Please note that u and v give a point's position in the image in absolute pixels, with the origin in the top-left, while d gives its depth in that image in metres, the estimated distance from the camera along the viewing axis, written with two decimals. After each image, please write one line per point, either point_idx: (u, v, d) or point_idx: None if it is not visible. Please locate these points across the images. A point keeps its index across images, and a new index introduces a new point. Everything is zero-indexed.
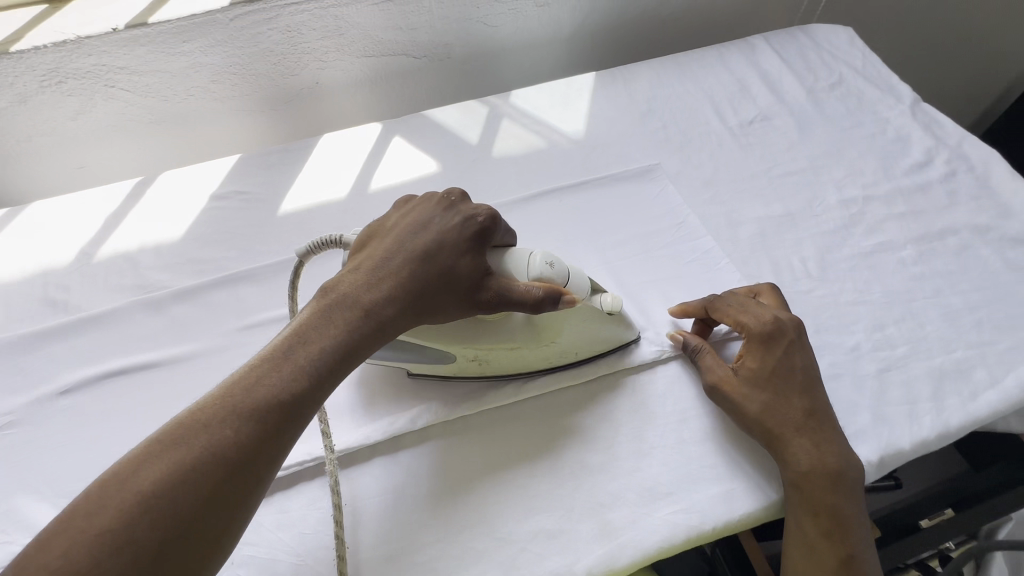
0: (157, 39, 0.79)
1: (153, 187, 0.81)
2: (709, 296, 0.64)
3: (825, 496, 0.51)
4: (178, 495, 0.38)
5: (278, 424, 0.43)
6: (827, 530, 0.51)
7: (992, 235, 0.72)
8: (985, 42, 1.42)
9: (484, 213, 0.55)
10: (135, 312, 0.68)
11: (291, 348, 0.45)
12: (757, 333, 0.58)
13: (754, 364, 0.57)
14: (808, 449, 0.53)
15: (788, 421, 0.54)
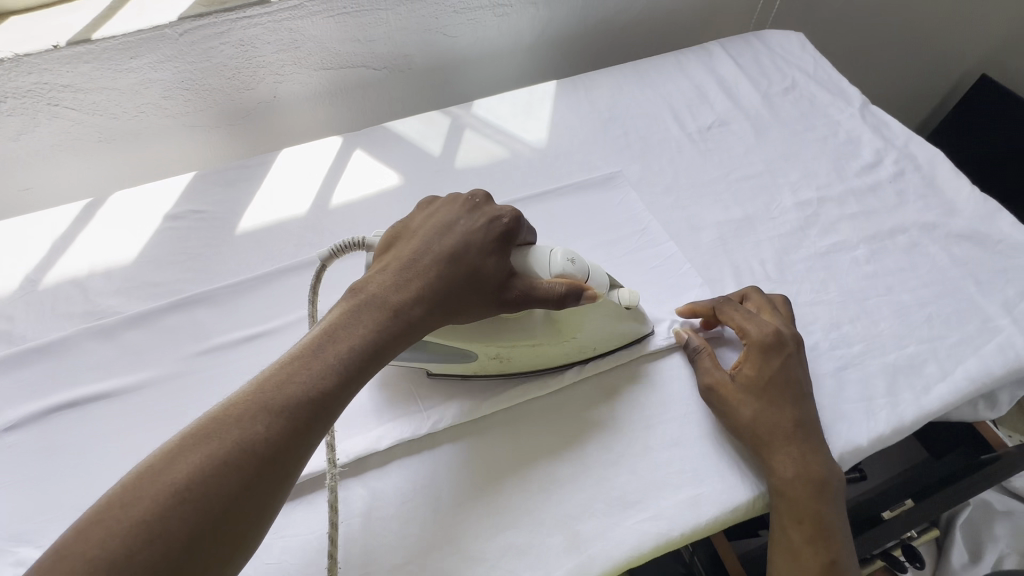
0: (103, 56, 0.76)
1: (104, 208, 0.78)
2: (717, 299, 0.65)
3: (810, 504, 0.53)
4: (211, 491, 0.37)
5: (311, 421, 0.42)
6: (810, 536, 0.52)
7: (939, 232, 0.74)
8: (930, 43, 1.48)
9: (508, 214, 0.56)
10: (85, 340, 0.65)
11: (324, 345, 0.45)
12: (758, 342, 0.59)
13: (752, 371, 0.58)
14: (795, 457, 0.54)
15: (778, 431, 0.55)
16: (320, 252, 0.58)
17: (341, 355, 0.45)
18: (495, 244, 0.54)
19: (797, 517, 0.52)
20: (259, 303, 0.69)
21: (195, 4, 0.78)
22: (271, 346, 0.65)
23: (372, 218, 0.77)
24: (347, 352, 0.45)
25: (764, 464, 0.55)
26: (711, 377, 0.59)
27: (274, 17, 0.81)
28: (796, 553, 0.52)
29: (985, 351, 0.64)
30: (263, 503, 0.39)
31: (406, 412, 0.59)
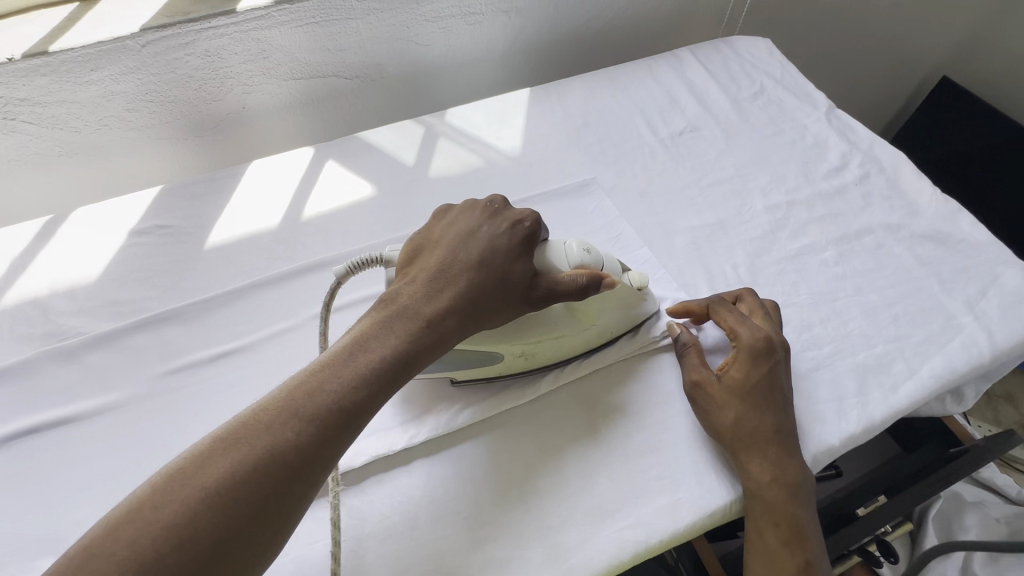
0: (61, 68, 0.74)
1: (66, 224, 0.75)
2: (716, 299, 0.64)
3: (785, 509, 0.53)
4: (243, 494, 0.38)
5: (340, 428, 0.43)
6: (787, 539, 0.53)
7: (903, 232, 0.76)
8: (892, 47, 1.53)
9: (530, 218, 0.57)
10: (46, 363, 0.63)
11: (354, 353, 0.47)
12: (748, 346, 0.59)
13: (738, 374, 0.58)
14: (772, 461, 0.54)
15: (758, 435, 0.55)
16: (339, 269, 0.57)
17: (370, 362, 0.46)
18: (520, 249, 0.56)
19: (772, 520, 0.53)
20: (230, 320, 0.67)
21: (157, 15, 0.76)
22: (242, 363, 0.64)
23: (345, 230, 0.76)
24: (376, 359, 0.47)
25: (740, 468, 0.55)
26: (693, 374, 0.60)
27: (241, 28, 0.79)
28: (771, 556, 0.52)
29: (949, 348, 0.65)
30: (290, 508, 0.40)
31: (382, 427, 0.58)
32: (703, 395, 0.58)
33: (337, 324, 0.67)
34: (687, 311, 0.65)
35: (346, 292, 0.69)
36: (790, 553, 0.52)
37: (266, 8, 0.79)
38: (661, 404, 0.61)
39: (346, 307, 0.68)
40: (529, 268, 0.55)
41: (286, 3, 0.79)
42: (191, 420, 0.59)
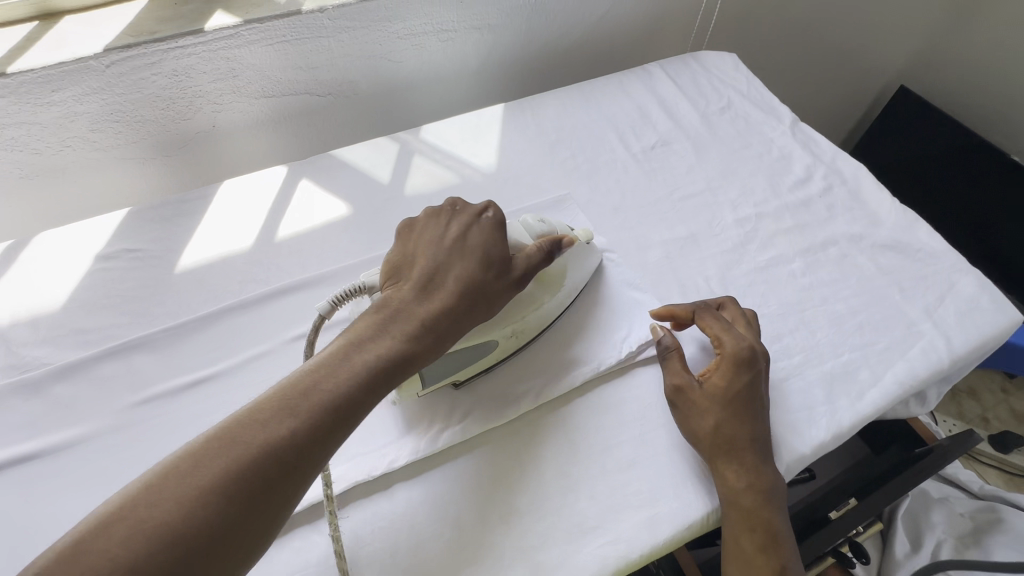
0: (20, 90, 0.72)
1: (30, 247, 0.74)
2: (700, 306, 0.66)
3: (759, 516, 0.55)
4: (233, 490, 0.41)
5: (327, 426, 0.46)
6: (761, 544, 0.54)
7: (866, 242, 0.79)
8: (851, 58, 1.59)
9: (489, 213, 0.62)
10: (8, 397, 0.61)
11: (339, 354, 0.50)
12: (732, 354, 0.60)
13: (719, 379, 0.60)
14: (749, 468, 0.56)
15: (737, 442, 0.57)
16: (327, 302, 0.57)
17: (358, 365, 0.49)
18: (493, 243, 0.60)
19: (742, 529, 0.55)
20: (202, 346, 0.66)
21: (121, 35, 0.75)
22: (216, 391, 0.63)
23: (320, 250, 0.76)
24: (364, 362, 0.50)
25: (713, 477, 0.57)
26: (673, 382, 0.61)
27: (209, 47, 0.78)
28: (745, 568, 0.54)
29: (911, 355, 0.68)
30: (278, 505, 0.43)
31: (362, 452, 0.58)
32: (685, 401, 0.60)
33: None
34: (669, 313, 0.67)
35: None
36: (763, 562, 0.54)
37: (235, 27, 0.78)
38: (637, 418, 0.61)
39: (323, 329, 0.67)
40: (503, 259, 0.59)
41: (256, 22, 0.79)
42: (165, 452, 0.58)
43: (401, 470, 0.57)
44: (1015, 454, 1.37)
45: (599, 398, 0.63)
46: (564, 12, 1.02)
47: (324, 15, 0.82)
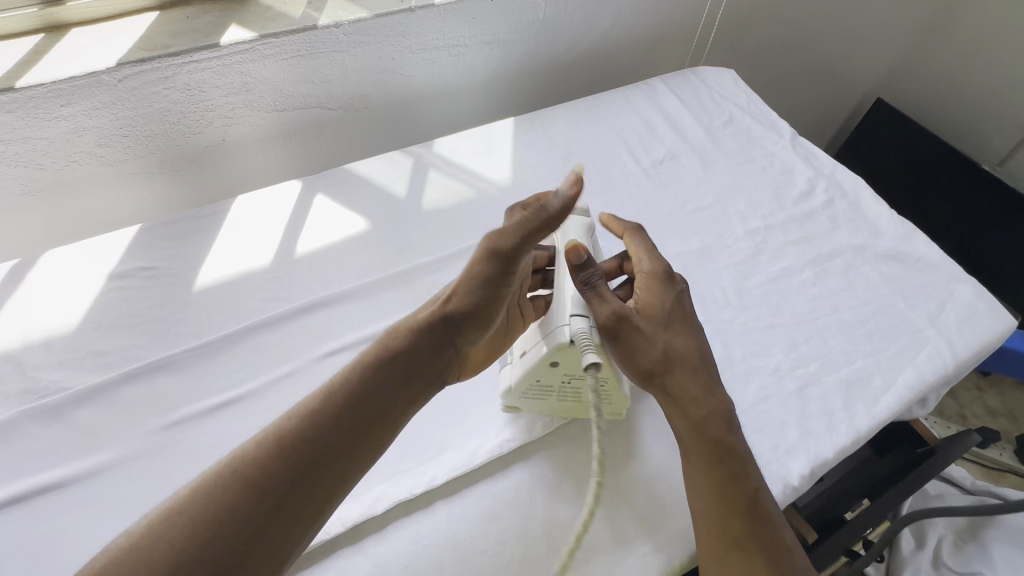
0: (28, 104, 0.69)
1: (37, 268, 0.71)
2: (634, 224, 0.66)
3: (724, 441, 0.53)
4: (213, 484, 0.41)
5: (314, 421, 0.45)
6: (733, 471, 0.52)
7: (869, 253, 0.83)
8: (834, 73, 1.66)
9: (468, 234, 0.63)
10: (26, 424, 0.59)
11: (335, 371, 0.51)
12: (657, 272, 0.61)
13: (642, 299, 0.59)
14: (705, 389, 0.56)
15: (687, 362, 0.56)
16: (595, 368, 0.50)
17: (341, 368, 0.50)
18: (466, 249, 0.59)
19: (705, 460, 0.53)
20: (228, 367, 0.65)
21: (133, 49, 0.73)
22: (246, 413, 0.62)
23: (341, 267, 0.75)
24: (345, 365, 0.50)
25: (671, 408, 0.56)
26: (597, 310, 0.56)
27: (223, 61, 0.77)
28: (712, 504, 0.51)
29: (919, 360, 0.71)
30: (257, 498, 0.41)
31: (399, 471, 0.58)
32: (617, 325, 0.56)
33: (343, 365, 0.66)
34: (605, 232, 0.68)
35: (349, 332, 0.69)
36: (730, 496, 0.51)
37: (251, 41, 0.77)
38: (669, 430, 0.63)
39: (352, 348, 0.67)
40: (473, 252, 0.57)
41: (272, 37, 0.78)
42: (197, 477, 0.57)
43: (439, 486, 0.57)
44: (991, 450, 1.44)
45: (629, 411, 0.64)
46: (570, 28, 1.04)
47: (340, 30, 0.82)
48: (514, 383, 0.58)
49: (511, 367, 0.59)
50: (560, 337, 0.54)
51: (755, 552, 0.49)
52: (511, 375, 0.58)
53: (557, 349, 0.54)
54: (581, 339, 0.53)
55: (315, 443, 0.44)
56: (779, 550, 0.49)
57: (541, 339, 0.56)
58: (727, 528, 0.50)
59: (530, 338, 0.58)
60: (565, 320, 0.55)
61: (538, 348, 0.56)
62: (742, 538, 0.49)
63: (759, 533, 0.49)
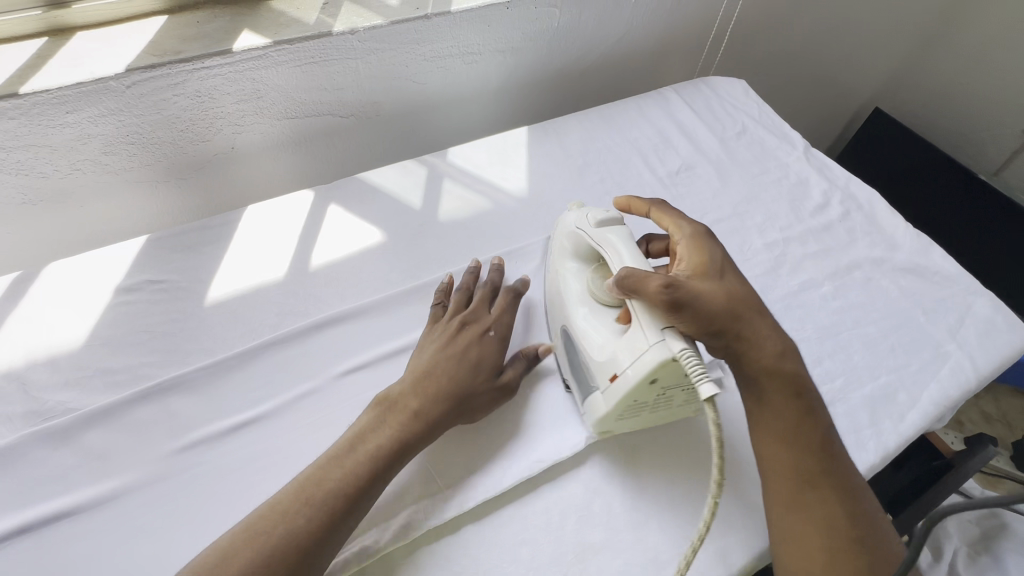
0: (32, 111, 0.67)
1: (39, 282, 0.68)
2: (655, 201, 0.69)
3: (795, 380, 0.55)
4: (265, 560, 0.45)
5: (342, 511, 0.49)
6: (805, 408, 0.54)
7: (887, 266, 0.83)
8: (836, 83, 1.66)
9: (493, 326, 0.65)
10: (34, 448, 0.56)
11: (353, 446, 0.53)
12: (693, 232, 0.62)
13: (690, 258, 0.60)
14: (772, 330, 0.57)
15: (750, 305, 0.57)
16: (713, 387, 0.48)
17: (369, 450, 0.53)
18: (490, 355, 0.62)
19: (778, 406, 0.54)
20: (243, 385, 0.62)
21: (141, 54, 0.71)
22: (265, 434, 0.59)
23: (357, 281, 0.73)
24: (373, 451, 0.53)
25: (738, 355, 0.55)
26: (650, 285, 0.53)
27: (235, 68, 0.75)
28: (790, 447, 0.53)
29: (942, 375, 0.71)
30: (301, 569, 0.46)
31: (428, 496, 0.56)
32: (678, 294, 0.53)
33: (364, 384, 0.64)
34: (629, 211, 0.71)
35: (369, 349, 0.67)
36: (804, 439, 0.53)
37: (265, 48, 0.75)
38: (699, 450, 0.62)
39: (372, 366, 0.65)
40: (494, 365, 0.62)
41: (286, 44, 0.76)
42: (217, 503, 0.55)
43: (467, 508, 0.56)
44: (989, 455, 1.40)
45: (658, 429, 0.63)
46: (583, 37, 1.03)
47: (354, 37, 0.80)
48: (613, 408, 0.56)
49: (603, 394, 0.57)
50: (658, 355, 0.51)
51: (829, 488, 0.52)
52: (607, 402, 0.56)
53: (656, 368, 0.52)
54: (683, 353, 0.50)
55: (334, 516, 0.49)
56: (849, 486, 0.53)
57: (633, 359, 0.54)
58: (804, 467, 0.52)
59: (619, 359, 0.55)
60: (657, 336, 0.52)
61: (633, 369, 0.53)
62: (817, 476, 0.52)
63: (833, 471, 0.53)
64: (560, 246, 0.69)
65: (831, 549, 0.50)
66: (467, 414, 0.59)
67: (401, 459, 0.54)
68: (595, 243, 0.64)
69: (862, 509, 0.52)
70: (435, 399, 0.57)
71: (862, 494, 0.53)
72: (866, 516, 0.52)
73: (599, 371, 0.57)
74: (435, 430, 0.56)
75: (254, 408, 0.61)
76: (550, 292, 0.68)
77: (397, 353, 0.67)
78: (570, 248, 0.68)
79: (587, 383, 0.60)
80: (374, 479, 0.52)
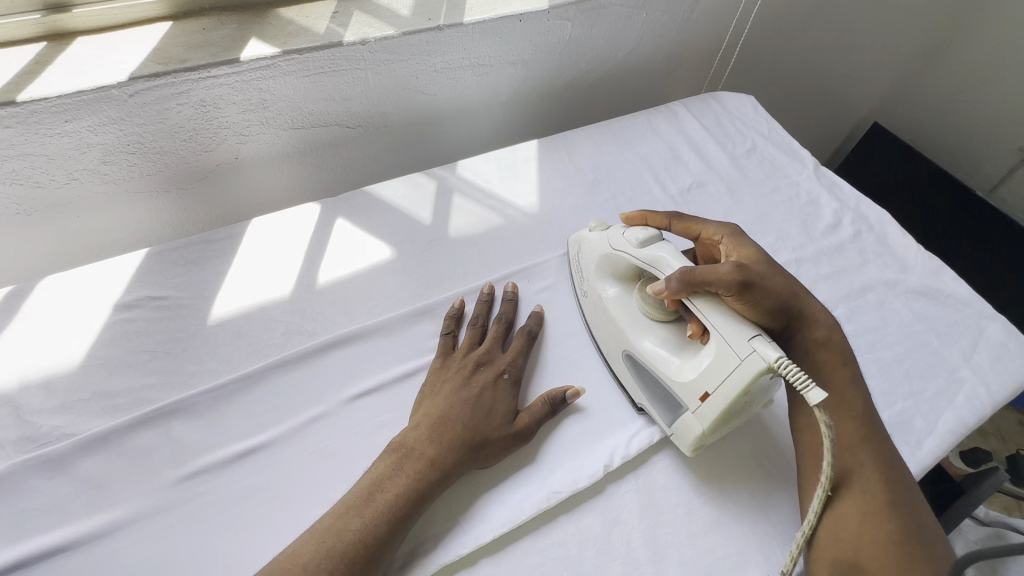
0: (29, 119, 0.64)
1: (32, 300, 0.66)
2: (672, 213, 0.73)
3: (833, 348, 0.62)
4: None
5: (364, 560, 0.48)
6: (850, 377, 0.61)
7: (899, 289, 0.83)
8: (837, 99, 1.67)
9: (508, 368, 0.64)
10: (29, 477, 0.54)
11: (373, 493, 0.52)
12: (728, 231, 0.67)
13: (739, 253, 0.65)
14: (819, 304, 0.64)
15: (799, 285, 0.64)
16: (820, 392, 0.48)
17: (387, 498, 0.52)
18: (505, 401, 0.61)
19: (831, 382, 0.60)
20: (249, 410, 0.60)
21: (146, 62, 0.68)
22: (273, 462, 0.57)
23: (366, 299, 0.71)
24: (391, 499, 0.52)
25: (797, 337, 0.62)
26: (720, 270, 0.56)
27: (243, 78, 0.72)
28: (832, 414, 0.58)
29: (957, 402, 0.71)
30: None
31: (443, 530, 0.54)
32: (748, 276, 0.57)
33: (374, 408, 0.62)
34: (647, 225, 0.73)
35: (379, 372, 0.65)
36: (847, 409, 0.58)
37: (273, 57, 0.72)
38: (723, 475, 0.61)
39: (383, 390, 0.63)
40: (510, 410, 0.60)
41: (296, 54, 0.74)
42: (223, 535, 0.52)
43: (482, 542, 0.53)
44: None
45: (677, 456, 0.62)
46: (594, 50, 1.02)
47: (365, 47, 0.78)
48: (709, 427, 0.56)
49: (694, 415, 0.57)
50: (753, 368, 0.51)
51: (867, 454, 0.56)
52: (701, 422, 0.56)
53: (753, 380, 0.52)
54: (780, 363, 0.50)
55: (355, 561, 0.48)
56: (887, 458, 0.56)
57: (727, 375, 0.53)
58: (843, 431, 0.57)
59: (710, 377, 0.55)
60: (747, 348, 0.52)
61: (727, 385, 0.53)
62: (855, 441, 0.56)
63: (872, 440, 0.57)
64: (596, 269, 0.70)
65: (863, 507, 0.53)
66: (482, 459, 0.57)
67: (419, 506, 0.53)
68: (642, 263, 0.64)
69: (897, 479, 0.55)
70: (451, 445, 0.56)
71: (899, 468, 0.56)
72: (903, 488, 0.55)
73: (686, 389, 0.57)
74: (451, 476, 0.55)
75: (260, 434, 0.59)
76: (594, 316, 0.70)
77: (409, 376, 0.65)
78: (607, 270, 0.70)
79: (671, 403, 0.60)
80: (394, 525, 0.51)
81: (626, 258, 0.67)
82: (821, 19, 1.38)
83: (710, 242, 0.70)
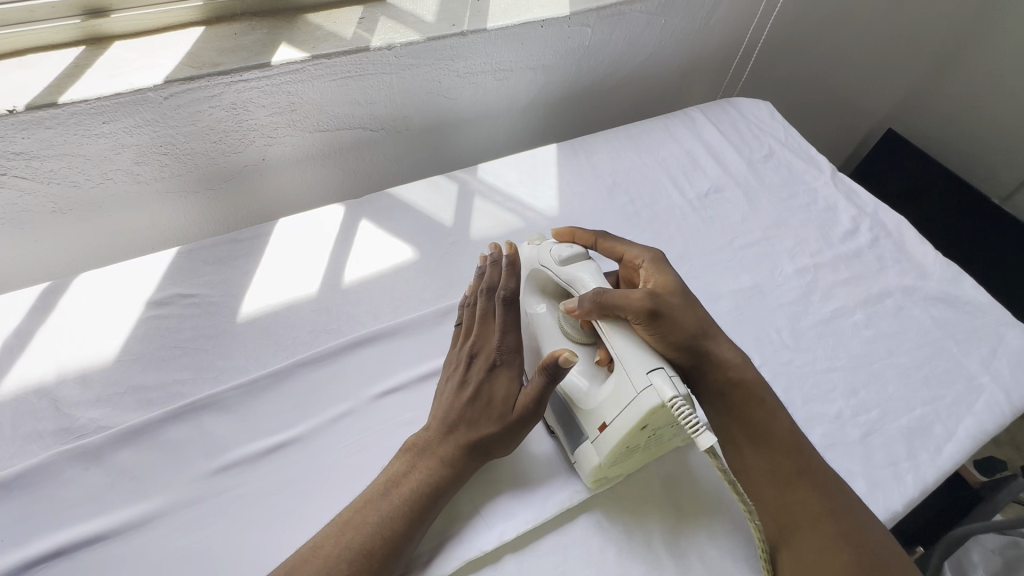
0: (69, 121, 0.65)
1: (67, 296, 0.67)
2: (599, 231, 0.72)
3: (754, 387, 0.60)
4: None
5: (386, 557, 0.49)
6: (769, 412, 0.59)
7: (918, 295, 0.83)
8: (853, 104, 1.66)
9: (502, 352, 0.60)
10: (66, 468, 0.55)
11: (388, 490, 0.53)
12: (653, 257, 0.66)
13: (655, 281, 0.64)
14: (731, 345, 0.61)
15: (713, 322, 0.62)
16: (709, 436, 0.47)
17: (403, 494, 0.53)
18: (507, 388, 0.58)
19: (752, 420, 0.59)
20: (279, 405, 0.62)
21: (182, 65, 0.70)
22: (303, 456, 0.58)
23: (390, 298, 0.73)
24: (408, 494, 0.53)
25: (703, 377, 0.60)
26: (632, 296, 0.56)
27: (272, 81, 0.74)
28: (759, 453, 0.57)
29: (977, 409, 0.71)
30: None
31: (468, 526, 0.55)
32: (657, 305, 0.56)
33: (400, 405, 0.63)
34: (573, 241, 0.72)
35: (405, 369, 0.66)
36: (775, 443, 0.57)
37: (303, 62, 0.74)
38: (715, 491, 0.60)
39: (408, 389, 0.65)
40: (511, 398, 0.58)
41: (324, 58, 0.75)
42: (253, 526, 0.54)
43: (506, 540, 0.54)
44: None
45: (658, 474, 0.61)
46: (611, 56, 1.03)
47: (392, 52, 0.79)
48: (605, 459, 0.54)
49: (592, 445, 0.55)
50: (647, 403, 0.49)
51: (805, 486, 0.55)
52: (599, 453, 0.54)
53: (648, 416, 0.50)
54: (673, 401, 0.48)
55: (376, 555, 0.49)
56: (824, 483, 0.56)
57: (623, 407, 0.52)
58: (777, 469, 0.56)
59: (609, 408, 0.53)
60: (645, 382, 0.50)
61: (622, 420, 0.52)
62: (789, 475, 0.56)
63: (805, 472, 0.56)
64: (525, 285, 0.69)
65: (817, 541, 0.52)
66: (491, 454, 0.57)
67: (434, 504, 0.53)
68: (564, 281, 0.63)
69: (840, 502, 0.55)
70: (460, 442, 0.56)
71: (838, 489, 0.56)
72: (849, 511, 0.54)
73: (589, 419, 0.56)
74: (464, 472, 0.56)
75: (288, 429, 0.60)
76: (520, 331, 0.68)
77: (431, 375, 0.66)
78: (536, 286, 0.68)
79: (575, 430, 0.59)
80: (410, 523, 0.51)
81: (550, 275, 0.65)
82: (835, 28, 1.39)
83: (632, 266, 0.68)
